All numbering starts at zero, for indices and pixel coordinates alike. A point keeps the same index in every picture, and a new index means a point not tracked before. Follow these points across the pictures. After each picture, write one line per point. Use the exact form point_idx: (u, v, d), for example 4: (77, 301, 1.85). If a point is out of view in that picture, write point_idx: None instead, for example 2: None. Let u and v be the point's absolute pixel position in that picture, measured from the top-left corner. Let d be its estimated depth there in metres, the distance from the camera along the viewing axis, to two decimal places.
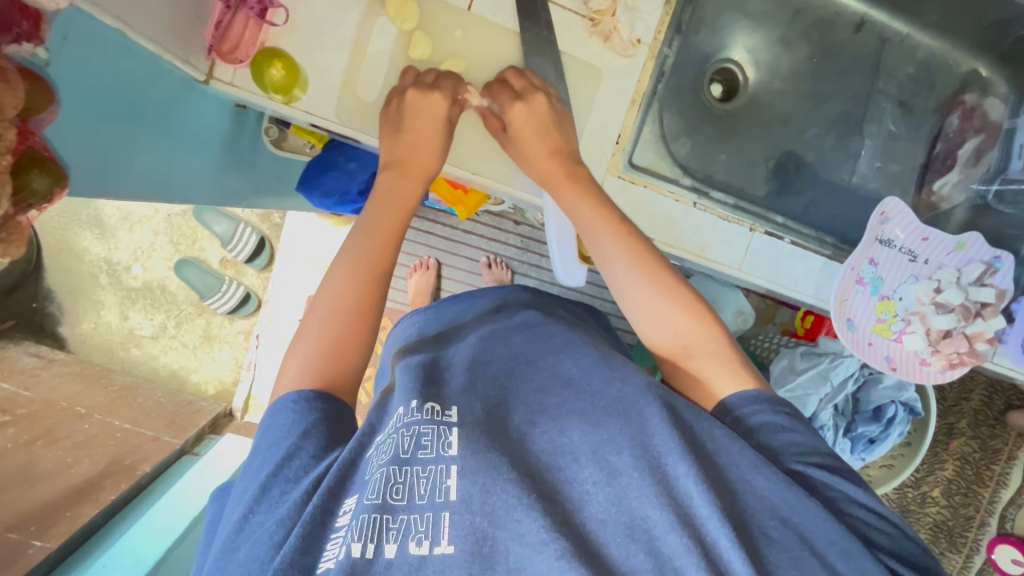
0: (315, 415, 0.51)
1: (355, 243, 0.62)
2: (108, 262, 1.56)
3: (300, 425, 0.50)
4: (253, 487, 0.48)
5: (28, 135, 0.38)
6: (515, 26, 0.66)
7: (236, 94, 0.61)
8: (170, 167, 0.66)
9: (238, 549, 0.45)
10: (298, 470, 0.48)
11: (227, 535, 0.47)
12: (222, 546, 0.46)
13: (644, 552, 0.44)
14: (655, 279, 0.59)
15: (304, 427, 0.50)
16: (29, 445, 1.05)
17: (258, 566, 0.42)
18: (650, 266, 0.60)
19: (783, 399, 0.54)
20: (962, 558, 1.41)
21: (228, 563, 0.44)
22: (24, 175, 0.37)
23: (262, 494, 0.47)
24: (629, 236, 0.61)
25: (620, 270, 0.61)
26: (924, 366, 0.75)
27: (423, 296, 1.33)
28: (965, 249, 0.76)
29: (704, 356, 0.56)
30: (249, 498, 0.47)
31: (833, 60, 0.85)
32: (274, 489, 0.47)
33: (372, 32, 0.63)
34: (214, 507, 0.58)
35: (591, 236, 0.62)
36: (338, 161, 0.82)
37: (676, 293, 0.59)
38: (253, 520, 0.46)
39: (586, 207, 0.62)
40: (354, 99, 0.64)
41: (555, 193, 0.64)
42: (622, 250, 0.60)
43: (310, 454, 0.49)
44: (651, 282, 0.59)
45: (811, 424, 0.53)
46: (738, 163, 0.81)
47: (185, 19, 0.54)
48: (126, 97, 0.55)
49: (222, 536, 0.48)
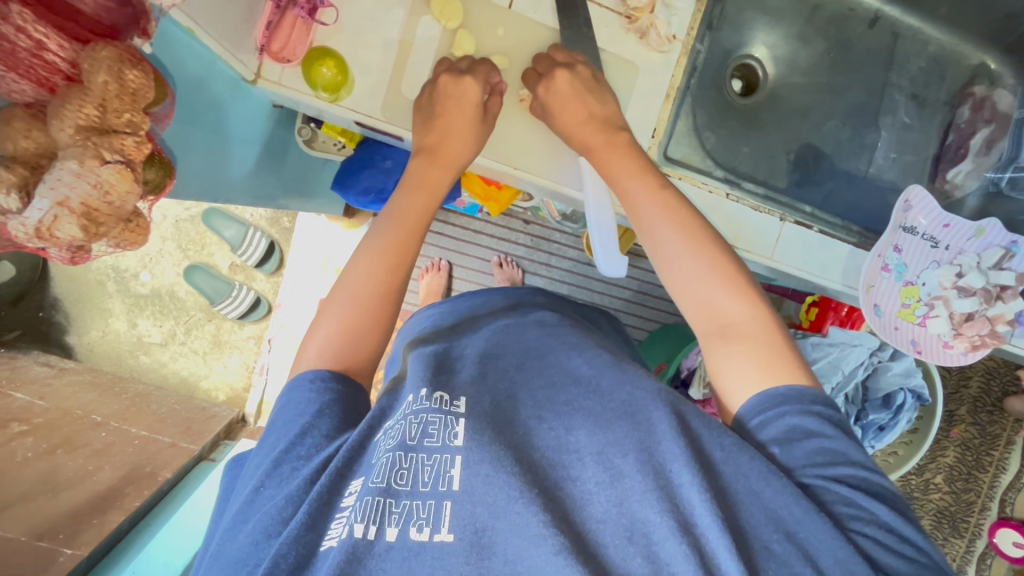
0: (329, 396, 0.53)
1: (380, 229, 0.62)
2: (116, 269, 1.54)
3: (315, 404, 0.52)
4: (267, 460, 0.50)
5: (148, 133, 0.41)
6: (554, 23, 0.69)
7: (283, 93, 0.63)
8: (215, 169, 0.67)
9: (248, 519, 0.47)
10: (310, 448, 0.50)
11: (239, 505, 0.49)
12: (235, 515, 0.48)
13: (641, 557, 0.44)
14: (706, 259, 0.59)
15: (318, 407, 0.52)
16: (48, 454, 1.03)
17: (265, 535, 0.45)
18: (694, 235, 0.61)
19: (823, 399, 0.52)
20: (964, 542, 1.44)
21: (238, 532, 0.47)
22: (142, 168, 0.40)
23: (273, 470, 0.49)
24: (679, 211, 0.62)
25: (669, 238, 0.61)
26: (947, 348, 0.79)
27: (434, 296, 1.34)
28: (984, 235, 0.79)
29: (748, 338, 0.56)
30: (261, 471, 0.49)
31: (850, 53, 0.88)
32: (285, 465, 0.49)
33: (417, 29, 0.65)
34: (228, 476, 0.61)
35: (634, 203, 0.63)
36: (375, 159, 0.85)
37: (719, 276, 0.59)
38: (263, 492, 0.48)
39: (643, 188, 0.63)
40: (398, 97, 0.65)
41: (593, 159, 0.66)
42: (671, 221, 0.61)
43: (322, 433, 0.51)
44: (699, 254, 0.59)
45: (845, 427, 0.52)
46: (761, 155, 0.83)
47: (241, 21, 0.55)
48: (187, 98, 0.56)
49: (237, 503, 0.50)
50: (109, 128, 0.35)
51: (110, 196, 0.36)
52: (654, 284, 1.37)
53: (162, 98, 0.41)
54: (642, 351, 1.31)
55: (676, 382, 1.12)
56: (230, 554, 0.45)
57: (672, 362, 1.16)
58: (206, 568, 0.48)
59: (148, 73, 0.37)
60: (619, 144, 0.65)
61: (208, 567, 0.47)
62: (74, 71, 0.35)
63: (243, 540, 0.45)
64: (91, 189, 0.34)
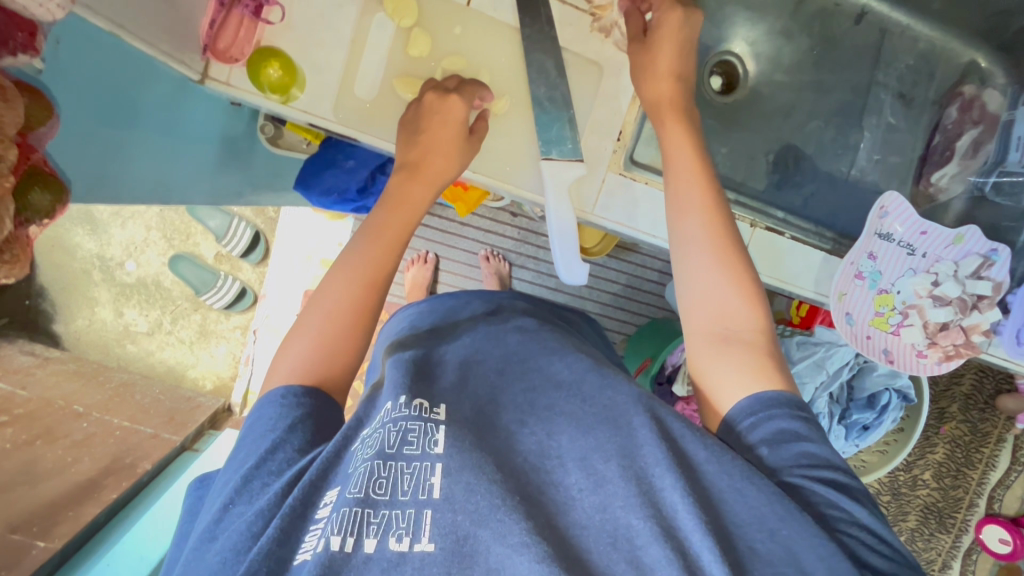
0: (301, 411, 0.51)
1: (359, 242, 0.60)
2: (101, 258, 1.53)
3: (286, 419, 0.50)
4: (235, 477, 0.48)
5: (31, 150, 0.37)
6: (516, 21, 0.66)
7: (231, 94, 0.60)
8: (166, 168, 0.66)
9: (218, 536, 0.46)
10: (281, 463, 0.48)
11: (208, 522, 0.47)
12: (204, 532, 0.47)
13: (625, 562, 0.43)
14: (724, 254, 0.58)
15: (290, 422, 0.50)
16: (27, 445, 1.04)
17: (235, 553, 0.43)
18: (718, 233, 0.59)
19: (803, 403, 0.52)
20: (951, 537, 1.44)
21: (207, 550, 0.45)
22: (21, 195, 0.36)
23: (243, 485, 0.47)
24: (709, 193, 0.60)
25: (693, 227, 0.60)
26: (920, 358, 0.78)
27: (419, 288, 1.32)
28: (962, 243, 0.77)
29: (743, 348, 0.54)
30: (230, 487, 0.48)
31: (835, 50, 0.85)
32: (255, 480, 0.47)
33: (371, 27, 0.63)
34: (193, 497, 0.58)
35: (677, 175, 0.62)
36: (338, 158, 0.83)
37: (730, 272, 0.57)
38: (233, 509, 0.46)
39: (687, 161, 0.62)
40: (352, 98, 0.64)
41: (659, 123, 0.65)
42: (699, 207, 0.60)
43: (294, 447, 0.49)
44: (713, 252, 0.58)
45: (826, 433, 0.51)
46: (739, 155, 0.81)
47: (178, 21, 0.53)
48: (120, 96, 0.54)
49: (205, 519, 0.49)
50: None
51: None
52: (641, 279, 1.35)
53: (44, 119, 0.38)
54: (627, 353, 1.31)
55: (658, 381, 1.13)
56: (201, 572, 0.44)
57: (657, 359, 1.15)
58: None
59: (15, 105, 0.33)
60: (676, 136, 0.63)
61: None
62: None
63: (212, 558, 0.44)
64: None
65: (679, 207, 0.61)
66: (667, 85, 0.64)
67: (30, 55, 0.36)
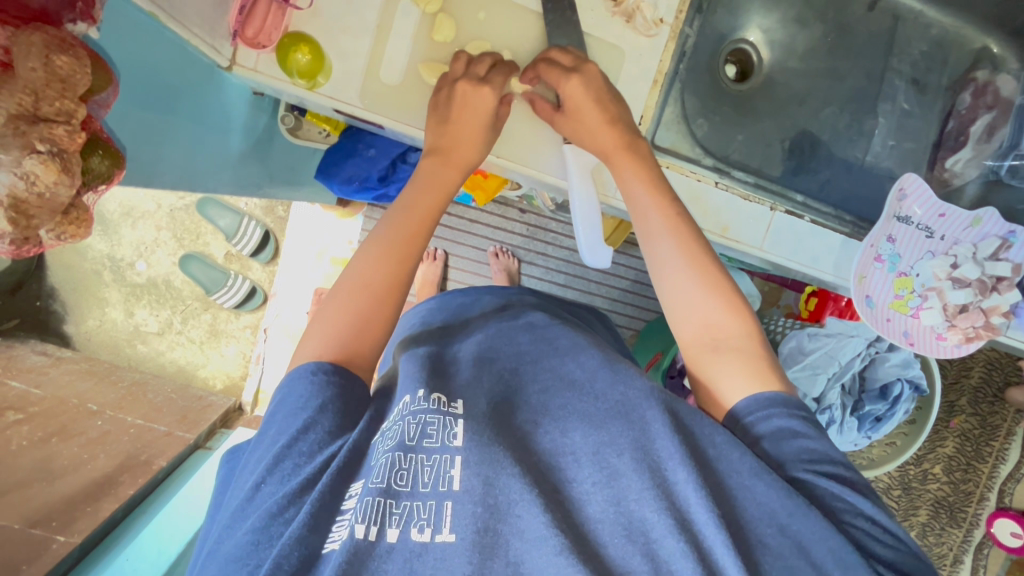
0: (331, 391, 0.51)
1: (389, 222, 0.61)
2: (112, 259, 1.53)
3: (317, 398, 0.50)
4: (267, 456, 0.48)
5: (89, 117, 0.38)
6: (538, 7, 0.67)
7: (258, 80, 0.61)
8: (191, 158, 0.67)
9: (248, 516, 0.45)
10: (311, 444, 0.48)
11: (239, 501, 0.47)
12: (235, 511, 0.46)
13: (641, 555, 0.43)
14: (699, 268, 0.59)
15: (322, 401, 0.50)
16: (44, 442, 1.04)
17: (266, 536, 0.43)
18: (692, 245, 0.60)
19: (800, 403, 0.52)
20: (962, 532, 1.44)
21: (237, 529, 0.45)
22: (84, 157, 0.37)
23: (274, 466, 0.47)
24: (673, 215, 0.61)
25: (663, 248, 0.60)
26: (940, 341, 0.78)
27: (430, 286, 1.31)
28: (981, 225, 0.78)
29: (731, 352, 0.55)
30: (262, 466, 0.47)
31: (848, 37, 0.86)
32: (286, 461, 0.47)
33: (395, 14, 0.64)
34: (225, 468, 0.58)
35: (638, 211, 0.63)
36: (358, 147, 0.84)
37: (709, 282, 0.58)
38: (264, 488, 0.46)
39: (644, 194, 0.63)
40: (378, 84, 0.64)
41: (610, 165, 0.65)
42: (666, 228, 0.61)
43: (324, 430, 0.49)
44: (691, 265, 0.59)
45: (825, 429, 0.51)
46: (755, 143, 0.81)
47: (211, 5, 0.53)
48: (156, 82, 0.55)
49: (235, 500, 0.48)
50: (39, 116, 0.32)
51: (39, 187, 0.32)
52: None
53: (105, 85, 0.39)
54: (636, 347, 1.30)
55: (669, 375, 1.13)
56: (228, 552, 0.44)
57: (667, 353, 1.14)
58: (202, 567, 0.46)
59: (82, 58, 0.35)
60: (633, 180, 0.63)
61: (204, 565, 0.45)
62: (6, 57, 0.32)
63: (241, 537, 0.43)
64: (17, 179, 0.31)
65: (645, 234, 0.62)
66: (608, 134, 0.64)
67: (89, 24, 0.38)
